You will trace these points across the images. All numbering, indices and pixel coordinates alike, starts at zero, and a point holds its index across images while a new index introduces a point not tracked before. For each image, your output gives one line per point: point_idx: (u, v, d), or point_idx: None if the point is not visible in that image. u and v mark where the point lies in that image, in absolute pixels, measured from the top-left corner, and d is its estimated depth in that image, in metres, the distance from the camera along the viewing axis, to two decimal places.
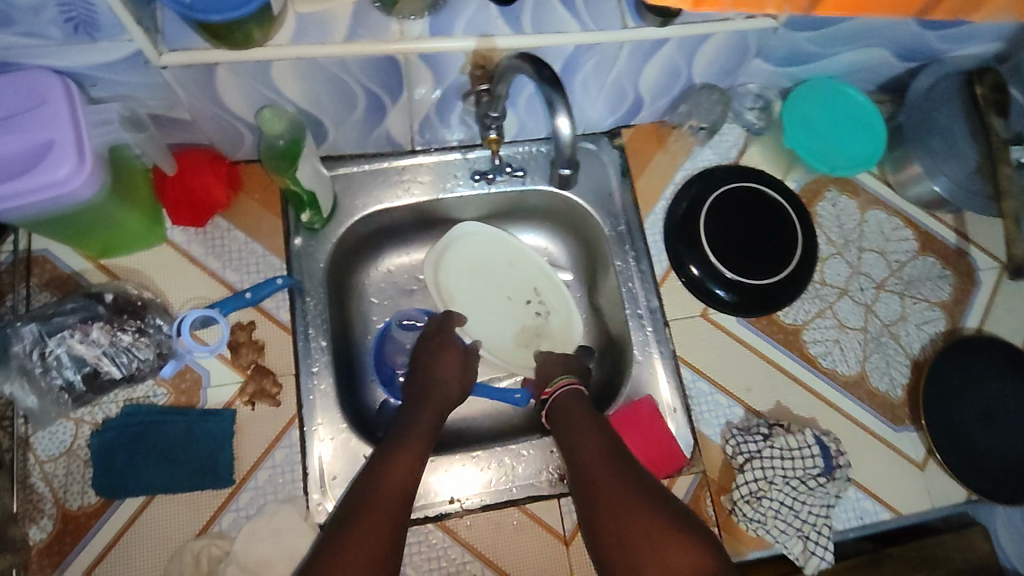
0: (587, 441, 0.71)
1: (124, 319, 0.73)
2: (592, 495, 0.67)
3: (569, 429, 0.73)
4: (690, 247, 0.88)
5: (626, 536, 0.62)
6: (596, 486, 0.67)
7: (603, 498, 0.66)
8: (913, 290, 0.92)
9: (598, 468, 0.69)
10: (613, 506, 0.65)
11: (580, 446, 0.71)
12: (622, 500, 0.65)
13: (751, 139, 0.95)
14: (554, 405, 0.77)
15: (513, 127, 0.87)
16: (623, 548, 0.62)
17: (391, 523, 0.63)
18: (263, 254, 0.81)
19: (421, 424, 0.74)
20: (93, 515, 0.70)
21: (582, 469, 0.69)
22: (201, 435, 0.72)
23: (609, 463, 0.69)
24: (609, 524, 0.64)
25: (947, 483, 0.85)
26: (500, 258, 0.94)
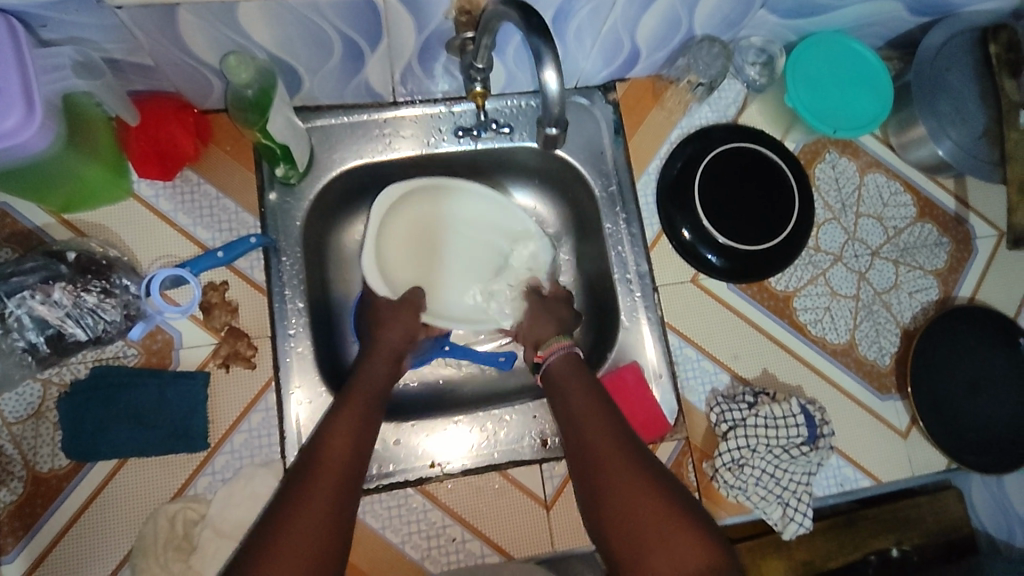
0: (591, 414, 0.69)
1: (88, 278, 0.70)
2: (595, 475, 0.65)
3: (571, 400, 0.71)
4: (682, 210, 0.85)
5: (637, 522, 0.61)
6: (599, 466, 0.66)
7: (607, 480, 0.64)
8: (907, 258, 0.89)
9: (601, 443, 0.67)
10: (621, 489, 0.63)
11: (584, 420, 0.69)
12: (624, 479, 0.64)
13: (751, 97, 0.91)
14: (552, 370, 0.75)
15: (501, 79, 0.82)
16: (625, 530, 0.61)
17: (342, 476, 0.63)
18: (236, 211, 0.77)
19: (366, 374, 0.73)
20: (65, 478, 0.68)
21: (585, 443, 0.68)
22: (173, 398, 0.70)
23: (614, 440, 0.67)
24: (617, 507, 0.63)
25: (929, 452, 0.85)
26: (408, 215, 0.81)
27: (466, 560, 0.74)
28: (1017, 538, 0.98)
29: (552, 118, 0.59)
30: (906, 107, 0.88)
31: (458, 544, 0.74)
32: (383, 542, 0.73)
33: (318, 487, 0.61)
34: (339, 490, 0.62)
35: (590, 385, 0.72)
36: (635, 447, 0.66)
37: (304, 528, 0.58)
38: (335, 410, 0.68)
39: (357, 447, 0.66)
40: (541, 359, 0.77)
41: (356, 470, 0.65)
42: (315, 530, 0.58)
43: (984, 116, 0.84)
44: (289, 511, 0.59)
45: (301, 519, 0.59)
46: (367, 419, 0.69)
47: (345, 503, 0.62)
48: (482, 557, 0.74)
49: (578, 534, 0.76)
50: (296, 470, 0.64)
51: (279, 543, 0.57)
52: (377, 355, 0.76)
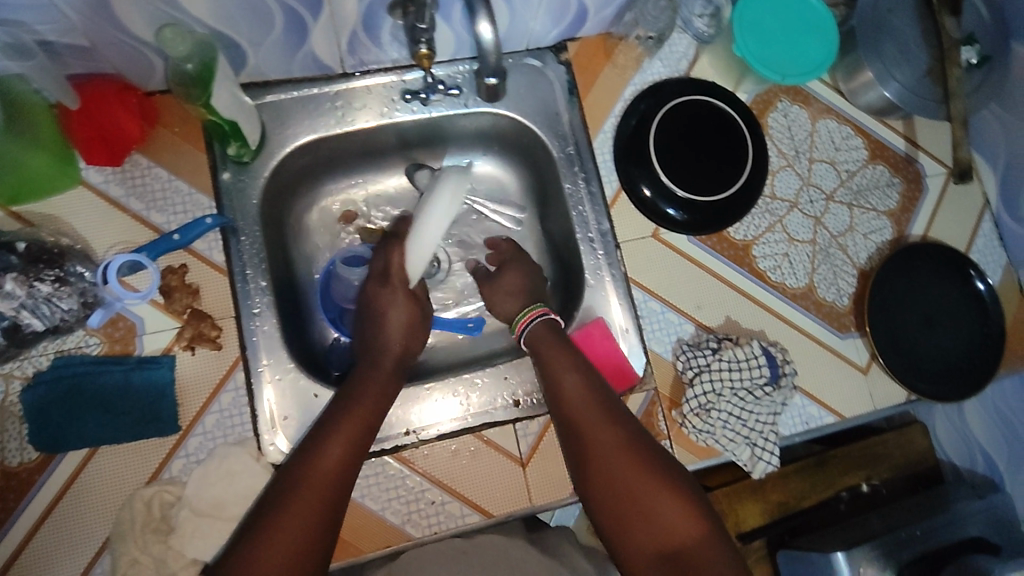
0: (577, 389, 0.72)
1: (41, 268, 0.68)
2: (586, 450, 0.70)
3: (558, 373, 0.73)
4: (640, 166, 0.86)
5: (626, 495, 0.67)
6: (590, 441, 0.70)
7: (598, 454, 0.69)
8: (861, 200, 0.92)
9: (590, 418, 0.70)
10: (610, 465, 0.68)
11: (572, 394, 0.72)
12: (615, 453, 0.69)
13: (702, 49, 0.91)
14: (535, 342, 0.76)
15: (450, 44, 0.82)
16: (619, 501, 0.67)
17: (339, 469, 0.64)
18: (189, 192, 0.76)
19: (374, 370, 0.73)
20: (35, 471, 0.68)
21: (573, 417, 0.71)
22: (141, 384, 0.70)
23: (603, 414, 0.71)
24: (606, 481, 0.68)
25: (890, 386, 0.87)
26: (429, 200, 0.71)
27: (446, 522, 0.75)
28: (979, 466, 1.00)
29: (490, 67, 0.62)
30: (852, 52, 0.89)
31: (438, 507, 0.75)
32: (364, 512, 0.73)
33: (315, 485, 0.63)
34: (332, 486, 0.63)
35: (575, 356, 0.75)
36: (622, 421, 0.71)
37: (298, 525, 0.60)
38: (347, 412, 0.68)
39: (359, 439, 0.67)
40: (522, 330, 0.78)
41: (354, 464, 0.66)
42: (307, 527, 0.60)
43: (927, 54, 0.86)
44: (284, 509, 0.61)
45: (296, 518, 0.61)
46: (369, 415, 0.69)
47: (336, 500, 0.63)
48: (462, 517, 0.75)
49: (555, 489, 0.77)
50: (292, 466, 0.65)
51: (271, 541, 0.59)
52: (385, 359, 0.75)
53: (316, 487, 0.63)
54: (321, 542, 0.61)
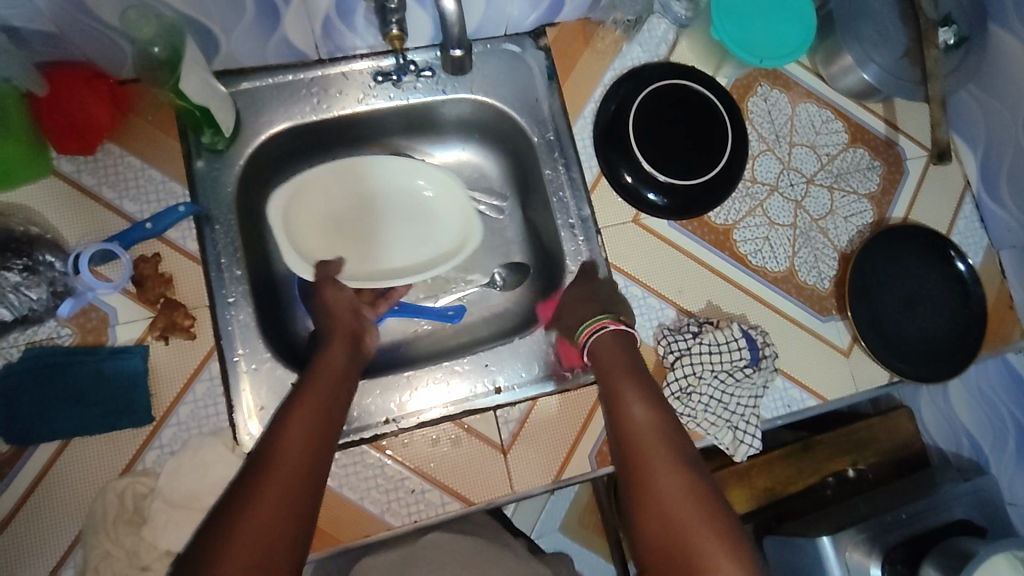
0: (640, 413, 0.69)
1: (9, 257, 0.69)
2: (640, 472, 0.65)
3: (621, 394, 0.71)
4: (619, 152, 0.85)
5: (671, 528, 0.61)
6: (644, 463, 0.66)
7: (652, 477, 0.64)
8: (841, 183, 0.92)
9: (648, 440, 0.67)
10: (657, 492, 0.63)
11: (634, 417, 0.69)
12: (671, 483, 0.63)
13: (681, 34, 0.91)
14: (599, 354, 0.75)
15: (426, 28, 0.81)
16: (668, 535, 0.61)
17: (305, 451, 0.61)
18: (162, 181, 0.75)
19: (325, 356, 0.72)
20: (6, 464, 0.66)
21: (630, 437, 0.68)
22: (114, 374, 0.69)
23: (663, 440, 0.67)
24: (649, 509, 0.63)
25: (873, 368, 0.87)
26: (305, 192, 0.82)
27: (426, 510, 0.74)
28: (965, 450, 0.99)
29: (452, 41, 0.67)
30: (830, 36, 0.90)
31: (418, 495, 0.74)
32: (342, 502, 0.72)
33: (282, 465, 0.58)
34: (303, 469, 0.59)
35: (639, 377, 0.72)
36: (677, 439, 0.67)
37: (265, 504, 0.55)
38: (294, 399, 0.66)
39: (319, 429, 0.64)
40: (586, 338, 0.76)
41: (320, 456, 0.61)
42: (271, 520, 0.54)
43: (905, 36, 0.86)
44: (255, 494, 0.56)
45: (266, 502, 0.55)
46: (327, 405, 0.66)
47: (309, 489, 0.58)
48: (441, 505, 0.74)
49: (537, 476, 0.77)
50: (256, 456, 0.60)
51: (238, 531, 0.53)
52: (331, 347, 0.74)
53: (284, 470, 0.58)
54: (293, 529, 0.55)
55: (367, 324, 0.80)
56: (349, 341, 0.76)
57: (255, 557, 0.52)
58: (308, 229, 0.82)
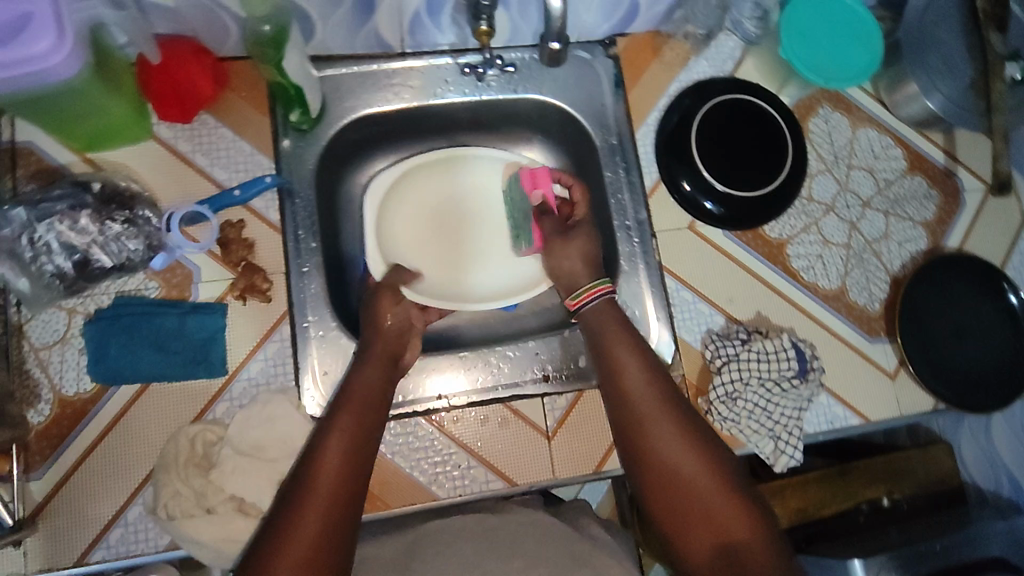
0: (639, 381, 0.71)
1: (112, 209, 0.74)
2: (647, 441, 0.68)
3: (617, 362, 0.72)
4: (681, 160, 0.88)
5: (680, 491, 0.66)
6: (651, 432, 0.68)
7: (659, 445, 0.68)
8: (898, 209, 0.93)
9: (650, 408, 0.69)
10: (670, 462, 0.67)
11: (630, 383, 0.71)
12: (677, 446, 0.67)
13: (748, 51, 0.94)
14: (594, 323, 0.76)
15: (505, 30, 0.86)
16: (678, 498, 0.66)
17: (344, 466, 0.63)
18: (251, 153, 0.80)
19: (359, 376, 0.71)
20: (90, 400, 0.72)
21: (632, 407, 0.70)
22: (194, 327, 0.74)
23: (663, 404, 0.70)
24: (663, 480, 0.67)
25: (917, 393, 0.88)
26: (405, 194, 0.90)
27: (471, 485, 0.77)
28: (1004, 490, 1.00)
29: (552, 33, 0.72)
30: (896, 64, 0.92)
31: (463, 471, 0.77)
32: (392, 468, 0.76)
33: (322, 485, 0.61)
34: (338, 482, 0.62)
35: (632, 340, 0.74)
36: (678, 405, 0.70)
37: (306, 526, 0.58)
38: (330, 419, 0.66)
39: (361, 426, 0.66)
40: (574, 308, 0.77)
41: (360, 455, 0.65)
42: (317, 522, 0.59)
43: (972, 69, 0.87)
44: (294, 517, 0.59)
45: (309, 508, 0.60)
46: (363, 422, 0.67)
47: (350, 488, 0.62)
48: (486, 482, 0.77)
49: (578, 465, 0.79)
50: (298, 471, 0.63)
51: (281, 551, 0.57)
52: (368, 364, 0.72)
53: (324, 476, 0.62)
54: (337, 542, 0.59)
55: (414, 330, 0.79)
56: (388, 364, 0.73)
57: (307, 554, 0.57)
58: (399, 231, 0.89)
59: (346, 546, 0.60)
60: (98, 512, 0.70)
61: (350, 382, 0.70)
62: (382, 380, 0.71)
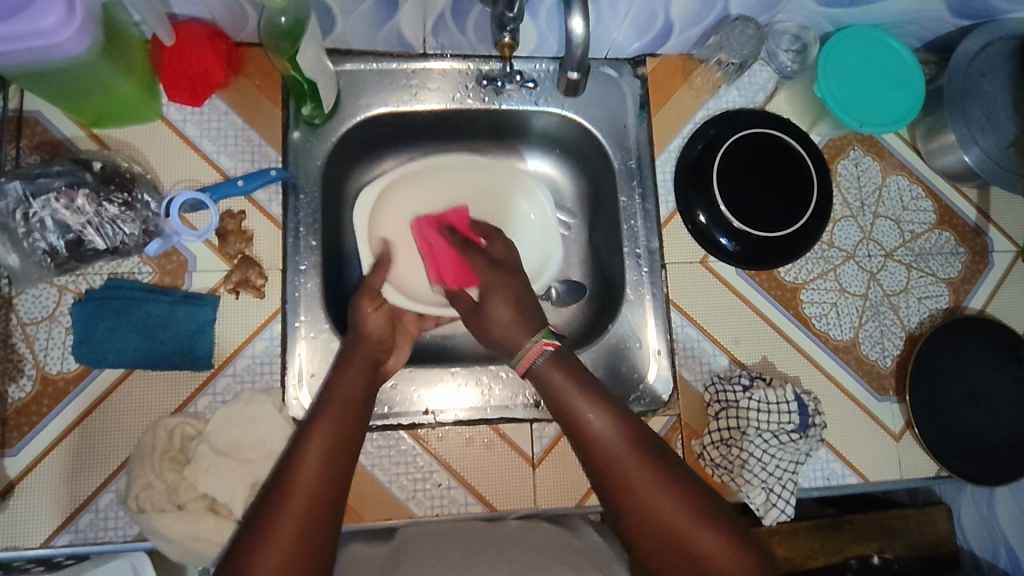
0: (603, 431, 0.67)
1: (111, 190, 0.72)
2: (618, 492, 0.64)
3: (576, 412, 0.68)
4: (700, 191, 0.85)
5: (661, 538, 0.62)
6: (619, 483, 0.64)
7: (631, 493, 0.63)
8: (921, 263, 0.89)
9: (616, 458, 0.65)
10: (649, 509, 0.63)
11: (594, 434, 0.67)
12: (651, 492, 0.63)
13: (782, 84, 0.90)
14: (542, 374, 0.70)
15: (531, 40, 0.83)
16: (659, 543, 0.62)
17: (325, 467, 0.61)
18: (258, 143, 0.79)
19: (345, 377, 0.69)
20: (73, 380, 0.71)
21: (599, 459, 0.66)
22: (183, 317, 0.72)
23: (630, 452, 0.65)
24: (642, 527, 0.63)
25: (921, 457, 0.84)
26: (401, 193, 0.87)
27: (449, 506, 0.75)
28: (1001, 560, 0.95)
29: (574, 60, 0.69)
30: (935, 112, 0.88)
31: (443, 490, 0.75)
32: (371, 481, 0.74)
33: (300, 487, 0.59)
34: (320, 485, 0.60)
35: (588, 388, 0.68)
36: (645, 451, 0.65)
37: (285, 528, 0.56)
38: (313, 424, 0.64)
39: (343, 426, 0.65)
40: (521, 368, 0.72)
41: (343, 457, 0.63)
42: (296, 524, 0.57)
43: (1015, 127, 0.83)
44: (273, 519, 0.57)
45: (290, 511, 0.58)
46: (344, 429, 0.64)
47: (329, 491, 0.60)
48: (464, 505, 0.75)
49: (561, 496, 0.77)
50: (279, 473, 0.61)
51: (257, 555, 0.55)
52: (355, 364, 0.70)
53: (307, 478, 0.60)
54: (319, 544, 0.57)
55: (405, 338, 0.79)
56: (371, 368, 0.71)
57: (286, 558, 0.55)
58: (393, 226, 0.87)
59: (328, 548, 0.58)
60: (67, 496, 0.69)
61: (335, 384, 0.68)
62: (366, 382, 0.70)
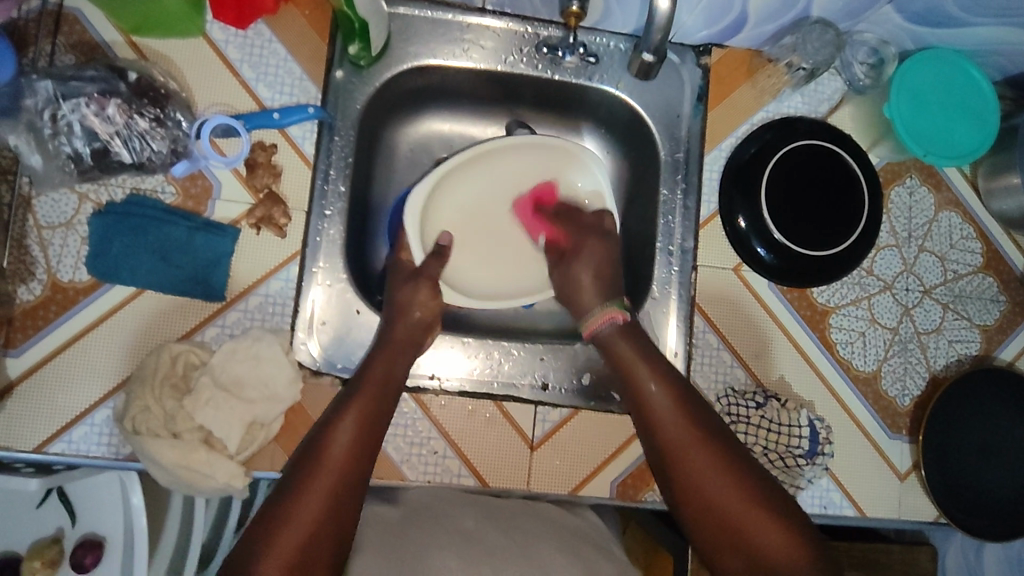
0: (663, 402, 0.68)
1: (144, 104, 0.70)
2: (673, 461, 0.65)
3: (639, 380, 0.69)
4: (745, 195, 0.81)
5: (715, 510, 0.63)
6: (674, 452, 0.66)
7: (686, 466, 0.65)
8: (958, 305, 0.86)
9: (672, 431, 0.66)
10: (708, 488, 0.63)
11: (653, 403, 0.68)
12: (707, 466, 0.64)
13: (849, 98, 0.86)
14: (607, 338, 0.73)
15: (597, 11, 0.79)
16: (712, 516, 0.63)
17: (354, 445, 0.63)
18: (300, 77, 0.76)
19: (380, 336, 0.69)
20: (83, 292, 0.69)
21: (657, 428, 0.67)
22: (201, 245, 0.71)
23: (689, 421, 0.67)
24: (696, 497, 0.64)
25: (922, 500, 0.83)
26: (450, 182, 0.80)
27: (441, 475, 0.74)
28: None
29: (651, 47, 0.69)
30: (1005, 151, 0.84)
31: (438, 458, 0.74)
32: None
33: (329, 468, 0.61)
34: (348, 468, 0.61)
35: (651, 359, 0.70)
36: (705, 423, 0.66)
37: (308, 507, 0.58)
38: (345, 402, 0.65)
39: (374, 410, 0.66)
40: (589, 334, 0.74)
41: (370, 440, 0.64)
42: (317, 505, 0.59)
43: None
44: (298, 497, 0.59)
45: (314, 494, 0.59)
46: (379, 409, 0.66)
47: (358, 475, 0.62)
48: (457, 476, 0.74)
49: (556, 482, 0.76)
50: (309, 447, 0.63)
51: (281, 533, 0.57)
52: (387, 352, 0.70)
53: (334, 458, 0.61)
54: (344, 520, 0.59)
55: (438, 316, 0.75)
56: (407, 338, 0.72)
57: (312, 533, 0.57)
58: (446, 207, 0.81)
59: (353, 520, 0.60)
60: (64, 407, 0.68)
61: (370, 364, 0.69)
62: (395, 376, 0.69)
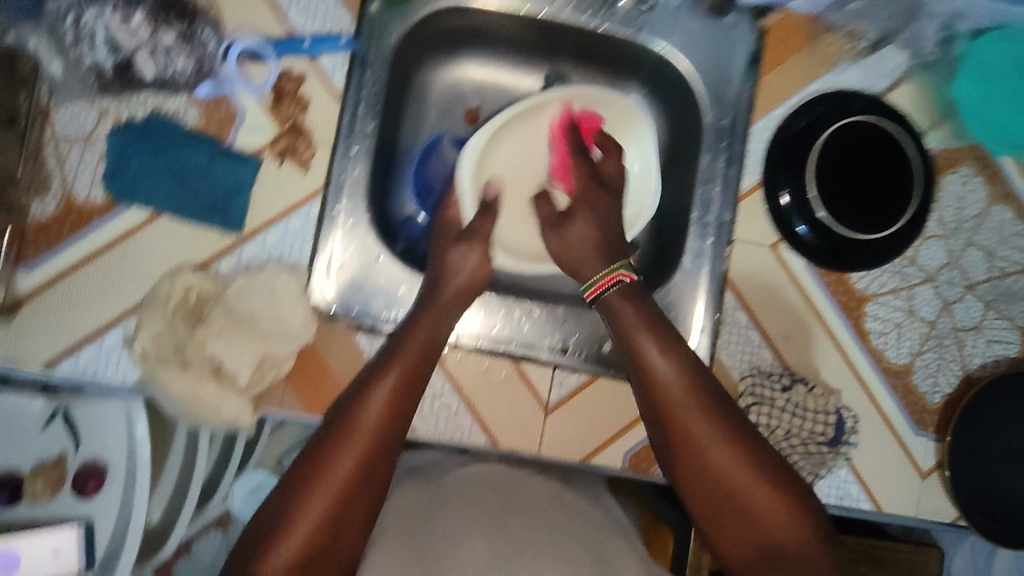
0: (671, 383, 0.65)
1: (171, 17, 0.68)
2: (681, 447, 0.64)
3: (647, 361, 0.66)
4: (791, 169, 0.77)
5: (721, 496, 0.62)
6: (682, 437, 0.64)
7: (694, 453, 0.63)
8: (1001, 304, 0.82)
9: (680, 416, 0.64)
10: (715, 477, 0.62)
11: (660, 386, 0.65)
12: (714, 453, 0.63)
13: (910, 75, 0.80)
14: (607, 304, 0.69)
15: None
16: (717, 501, 0.63)
17: (388, 409, 0.61)
18: (335, 5, 0.72)
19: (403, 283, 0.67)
20: (97, 212, 0.67)
21: (663, 410, 0.65)
22: (221, 171, 0.68)
23: (697, 405, 0.64)
24: (703, 485, 0.63)
25: (941, 501, 0.80)
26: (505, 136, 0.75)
27: (451, 431, 0.72)
28: None
29: None
30: None
31: (449, 413, 0.72)
32: None
33: (363, 429, 0.59)
34: (381, 429, 0.60)
35: (658, 333, 0.66)
36: (714, 408, 0.64)
37: (340, 470, 0.57)
38: (388, 361, 0.64)
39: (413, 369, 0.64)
40: (592, 297, 0.71)
41: (405, 399, 0.62)
42: (352, 469, 0.58)
43: None
44: (334, 456, 0.58)
45: (346, 455, 0.58)
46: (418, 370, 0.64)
47: (389, 434, 0.60)
48: (468, 433, 0.72)
49: (568, 448, 0.74)
50: (344, 406, 0.62)
51: (315, 492, 0.56)
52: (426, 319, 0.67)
53: (369, 420, 0.60)
54: (375, 477, 0.59)
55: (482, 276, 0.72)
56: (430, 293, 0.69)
57: (344, 493, 0.57)
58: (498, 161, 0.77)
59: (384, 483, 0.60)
60: (70, 328, 0.66)
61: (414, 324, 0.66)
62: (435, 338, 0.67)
